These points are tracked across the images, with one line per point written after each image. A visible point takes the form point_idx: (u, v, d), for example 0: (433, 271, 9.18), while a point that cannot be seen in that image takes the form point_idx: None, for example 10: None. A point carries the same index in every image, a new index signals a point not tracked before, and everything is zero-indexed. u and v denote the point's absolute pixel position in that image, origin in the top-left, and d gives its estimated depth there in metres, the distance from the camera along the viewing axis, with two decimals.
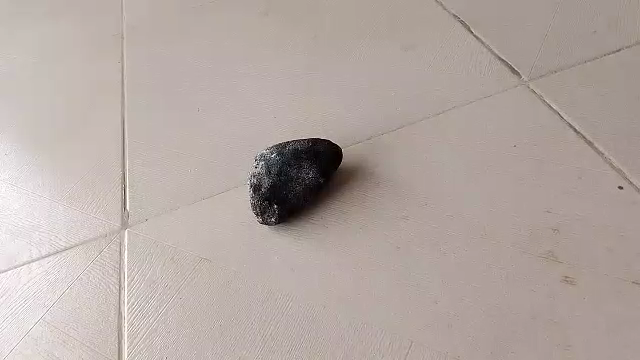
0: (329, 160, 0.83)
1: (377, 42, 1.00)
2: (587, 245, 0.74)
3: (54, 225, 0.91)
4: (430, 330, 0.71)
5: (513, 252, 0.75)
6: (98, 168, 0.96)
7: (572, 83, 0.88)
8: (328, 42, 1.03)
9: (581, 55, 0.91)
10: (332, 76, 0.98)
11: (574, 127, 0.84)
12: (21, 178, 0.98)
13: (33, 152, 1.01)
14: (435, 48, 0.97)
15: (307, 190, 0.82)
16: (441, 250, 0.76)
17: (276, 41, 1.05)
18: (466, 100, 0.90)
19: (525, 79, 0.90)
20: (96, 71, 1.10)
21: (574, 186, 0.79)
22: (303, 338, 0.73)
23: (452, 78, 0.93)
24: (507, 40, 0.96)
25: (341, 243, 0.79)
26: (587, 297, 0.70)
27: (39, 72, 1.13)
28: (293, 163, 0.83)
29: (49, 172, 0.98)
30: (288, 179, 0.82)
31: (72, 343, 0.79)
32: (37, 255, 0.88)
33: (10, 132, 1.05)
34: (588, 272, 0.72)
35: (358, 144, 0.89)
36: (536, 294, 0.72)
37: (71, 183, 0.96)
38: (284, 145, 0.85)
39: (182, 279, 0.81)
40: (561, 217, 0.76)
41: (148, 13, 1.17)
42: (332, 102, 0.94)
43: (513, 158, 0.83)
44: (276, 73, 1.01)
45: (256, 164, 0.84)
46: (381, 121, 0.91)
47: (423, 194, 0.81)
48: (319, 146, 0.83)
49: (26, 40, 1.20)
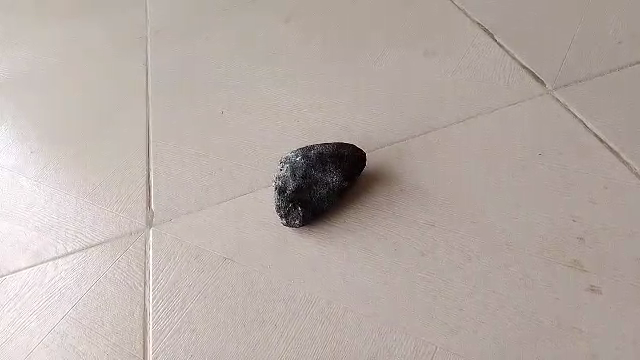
0: (354, 164, 0.84)
1: (401, 47, 1.01)
2: (613, 254, 0.73)
3: (79, 222, 0.93)
4: (455, 334, 0.71)
5: (538, 259, 0.74)
6: (125, 167, 0.98)
7: (598, 92, 0.88)
8: (352, 46, 1.03)
9: (607, 64, 0.91)
10: (356, 81, 0.98)
11: (599, 137, 0.84)
12: (48, 175, 1.00)
13: (60, 150, 1.03)
14: (459, 55, 0.98)
15: (331, 193, 0.83)
16: (465, 256, 0.76)
17: (299, 45, 1.06)
18: (491, 106, 0.90)
19: (550, 88, 0.90)
20: (123, 72, 1.12)
21: (601, 195, 0.78)
22: (330, 343, 0.73)
23: (476, 85, 0.93)
24: (532, 48, 0.96)
25: (363, 247, 0.80)
26: (616, 307, 0.70)
27: (67, 71, 1.16)
28: (317, 166, 0.83)
29: (76, 170, 1.00)
30: (312, 182, 0.83)
31: (98, 338, 0.80)
32: (64, 251, 0.90)
33: (37, 130, 1.07)
34: (614, 281, 0.71)
35: (381, 149, 0.90)
36: (561, 302, 0.71)
37: (99, 182, 0.97)
38: (309, 147, 0.86)
39: (207, 278, 0.82)
40: (588, 226, 0.76)
41: (175, 16, 1.19)
42: (356, 107, 0.95)
43: (538, 166, 0.82)
44: (300, 76, 1.02)
45: (281, 166, 0.85)
46: (405, 126, 0.91)
47: (448, 199, 0.82)
48: (344, 150, 0.84)
49: (52, 39, 1.22)
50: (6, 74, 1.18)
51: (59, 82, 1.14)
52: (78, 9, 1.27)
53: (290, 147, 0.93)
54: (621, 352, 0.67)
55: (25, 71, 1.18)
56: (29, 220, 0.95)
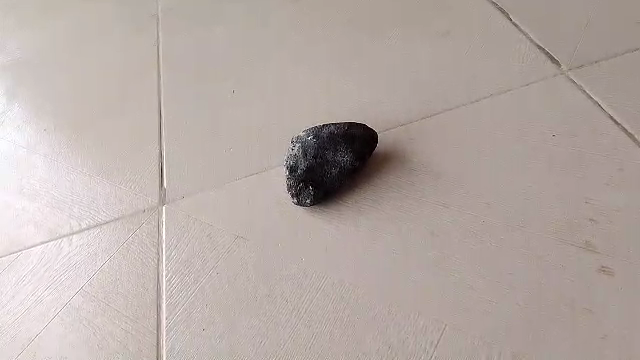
0: (365, 144, 0.84)
1: (413, 26, 1.00)
2: (624, 236, 0.73)
3: (93, 199, 0.94)
4: (465, 313, 0.72)
5: (549, 240, 0.75)
6: (138, 145, 0.99)
7: (613, 74, 0.87)
8: (364, 26, 1.03)
9: (623, 45, 0.90)
10: (368, 61, 0.98)
11: (614, 119, 0.83)
12: (62, 153, 1.01)
13: (74, 128, 1.04)
14: (472, 36, 0.97)
15: (342, 173, 0.83)
16: (475, 236, 0.77)
17: (311, 25, 1.06)
18: (505, 87, 0.89)
19: (564, 69, 0.89)
20: (135, 51, 1.12)
21: (613, 177, 0.78)
22: (340, 322, 0.74)
23: (489, 65, 0.92)
24: (546, 28, 0.95)
25: (374, 227, 0.80)
26: (628, 289, 0.70)
27: (80, 50, 1.16)
28: (329, 146, 0.83)
29: (89, 148, 1.01)
30: (323, 162, 0.83)
31: (112, 313, 0.81)
32: (79, 227, 0.92)
33: (50, 108, 1.08)
34: (625, 262, 0.71)
35: (393, 129, 0.89)
36: (572, 283, 0.71)
37: (112, 160, 0.98)
38: (321, 127, 0.86)
39: (220, 256, 0.82)
40: (600, 208, 0.76)
41: None
42: (367, 87, 0.95)
43: (552, 149, 0.82)
44: (311, 56, 1.01)
45: (293, 146, 0.86)
46: (418, 107, 0.91)
47: (459, 181, 0.82)
48: (356, 130, 0.84)
49: (65, 19, 1.23)
50: (19, 54, 1.19)
51: (72, 61, 1.15)
52: None
53: (302, 126, 0.93)
54: (631, 333, 0.67)
55: (38, 50, 1.19)
56: (44, 197, 0.97)
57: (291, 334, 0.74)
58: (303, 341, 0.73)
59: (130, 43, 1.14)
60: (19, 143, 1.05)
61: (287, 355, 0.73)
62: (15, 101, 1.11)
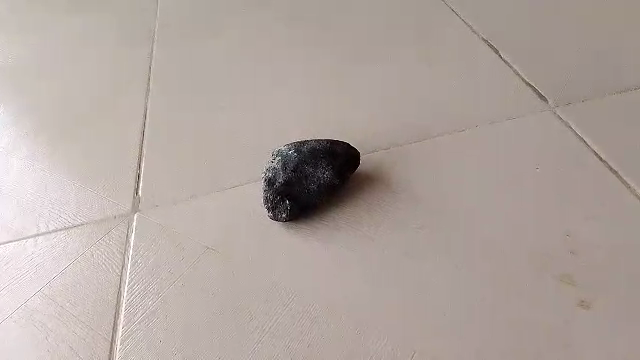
0: (346, 163, 0.83)
1: (403, 63, 1.05)
2: (605, 271, 0.71)
3: (64, 203, 0.92)
4: (436, 340, 0.68)
5: (527, 271, 0.72)
6: (116, 157, 0.98)
7: (599, 114, 0.88)
8: (358, 61, 1.07)
9: (606, 89, 0.92)
10: (358, 91, 1.01)
11: (599, 156, 0.83)
12: (40, 158, 1.01)
13: (56, 134, 1.04)
14: (461, 74, 1.00)
15: (320, 189, 0.81)
16: (452, 263, 0.74)
17: (309, 58, 1.10)
18: (489, 121, 0.91)
19: (552, 105, 0.91)
20: (131, 73, 1.16)
21: (596, 212, 0.76)
22: (306, 338, 0.70)
23: (476, 101, 0.95)
24: (531, 71, 0.98)
25: (350, 246, 0.78)
26: (610, 323, 0.67)
27: (78, 70, 1.20)
28: (309, 160, 0.82)
29: (68, 153, 1.00)
30: (302, 176, 0.82)
31: (67, 319, 0.76)
32: (44, 229, 0.88)
33: (37, 115, 1.09)
34: (605, 297, 0.69)
35: (376, 154, 0.90)
36: (549, 315, 0.68)
37: (88, 168, 0.97)
38: (303, 143, 0.85)
39: (187, 266, 0.79)
40: (582, 242, 0.74)
41: (193, 28, 1.25)
42: (356, 115, 0.97)
43: (535, 180, 0.81)
44: (305, 85, 1.04)
45: (273, 159, 0.85)
46: (402, 135, 0.92)
47: (440, 206, 0.80)
48: (338, 147, 0.83)
49: (71, 42, 1.29)
50: (20, 66, 1.24)
51: (67, 76, 1.18)
52: (103, 17, 1.35)
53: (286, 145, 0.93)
54: None
55: (37, 68, 1.23)
56: (14, 196, 0.94)
57: (253, 352, 0.70)
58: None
59: (126, 66, 1.18)
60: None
61: None
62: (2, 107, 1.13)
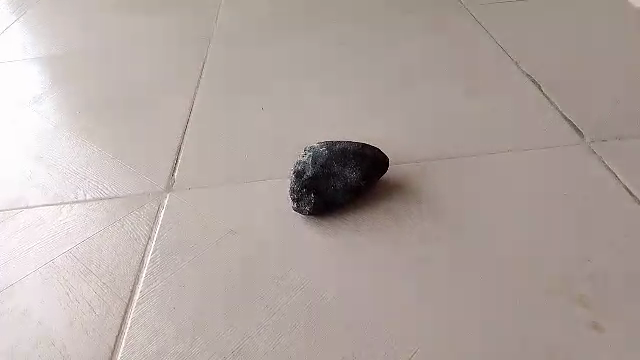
0: (373, 167, 0.86)
1: (443, 94, 1.10)
2: (623, 296, 0.69)
3: (105, 178, 0.98)
4: (438, 338, 0.67)
5: (542, 287, 0.71)
6: (159, 144, 1.05)
7: (634, 155, 0.90)
8: (401, 90, 1.13)
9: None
10: (397, 113, 1.06)
11: (629, 189, 0.83)
12: (91, 139, 1.08)
13: (106, 123, 1.13)
14: (500, 108, 1.04)
15: (345, 188, 0.84)
16: (466, 272, 0.74)
17: (355, 82, 1.17)
18: (519, 150, 0.93)
19: (587, 140, 0.94)
20: (188, 79, 1.26)
21: (620, 242, 0.75)
22: (310, 325, 0.70)
23: (511, 131, 0.98)
24: (569, 112, 1.02)
25: (367, 245, 0.80)
26: (626, 344, 0.64)
27: (141, 72, 1.31)
28: (339, 159, 0.85)
29: (114, 138, 1.08)
30: (329, 174, 0.84)
31: (90, 278, 0.80)
32: (82, 198, 0.94)
33: (95, 105, 1.20)
34: (620, 320, 0.66)
35: (405, 167, 0.93)
36: (560, 330, 0.66)
37: (132, 151, 1.04)
38: (335, 143, 0.88)
39: (209, 244, 0.82)
40: (602, 268, 0.72)
41: (254, 50, 1.35)
42: (390, 133, 1.01)
43: (560, 207, 0.82)
44: (347, 103, 1.10)
45: (304, 153, 0.88)
46: (433, 154, 0.95)
47: (461, 220, 0.81)
48: (367, 151, 0.87)
49: (141, 52, 1.42)
50: (92, 66, 1.37)
51: (128, 77, 1.29)
52: (174, 36, 1.49)
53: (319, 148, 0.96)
54: None
55: (106, 69, 1.35)
56: (57, 168, 1.01)
57: (257, 328, 0.70)
58: (267, 336, 0.69)
59: (184, 73, 1.28)
60: (48, 127, 1.14)
61: (247, 346, 0.68)
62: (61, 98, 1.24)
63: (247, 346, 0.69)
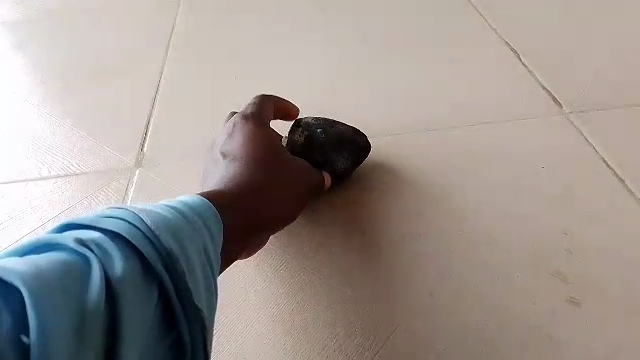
0: (366, 160, 0.86)
1: (422, 62, 1.07)
2: (599, 270, 0.69)
3: (69, 153, 0.94)
4: (417, 317, 0.66)
5: (520, 262, 0.71)
6: (128, 117, 1.00)
7: (612, 124, 0.89)
8: (379, 58, 1.10)
9: (620, 102, 0.93)
10: (374, 83, 1.04)
11: (606, 162, 0.83)
12: (52, 111, 1.03)
13: (69, 95, 1.07)
14: (479, 76, 1.02)
15: (339, 176, 0.84)
16: (445, 247, 0.73)
17: (332, 49, 1.14)
18: (499, 122, 0.92)
19: (565, 111, 0.93)
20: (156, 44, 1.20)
21: (596, 215, 0.76)
22: (283, 308, 0.70)
23: (489, 101, 0.97)
24: (549, 78, 1.00)
25: (346, 224, 0.79)
26: (600, 320, 0.64)
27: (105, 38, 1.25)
28: (335, 145, 0.84)
29: (79, 112, 1.03)
30: (324, 159, 0.83)
31: None
32: (45, 174, 0.90)
33: (55, 78, 1.13)
34: (595, 295, 0.67)
35: (383, 142, 0.91)
36: (536, 306, 0.66)
37: (97, 124, 0.99)
38: (331, 124, 0.86)
39: None
40: (579, 241, 0.72)
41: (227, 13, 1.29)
42: (367, 104, 0.99)
43: (538, 179, 0.81)
44: (324, 72, 1.07)
45: (298, 131, 0.84)
46: (411, 126, 0.93)
47: (440, 194, 0.81)
48: (364, 140, 0.86)
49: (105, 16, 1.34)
50: (52, 32, 1.30)
51: (87, 47, 1.22)
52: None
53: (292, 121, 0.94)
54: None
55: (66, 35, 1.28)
56: (20, 145, 0.96)
57: (250, 314, 0.69)
58: (259, 320, 0.69)
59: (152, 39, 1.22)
60: (6, 101, 1.07)
61: (241, 332, 0.67)
62: (17, 71, 1.16)
63: (225, 342, 0.67)
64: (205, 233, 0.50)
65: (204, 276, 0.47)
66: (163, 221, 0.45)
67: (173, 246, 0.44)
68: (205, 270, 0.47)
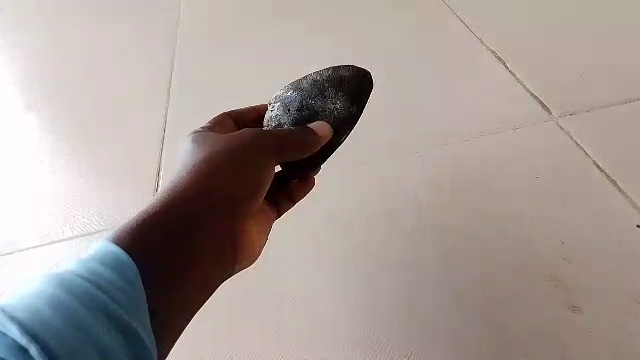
0: (353, 85, 0.85)
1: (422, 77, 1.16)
2: (597, 276, 0.82)
3: (86, 212, 1.02)
4: (443, 342, 0.79)
5: (527, 278, 0.83)
6: (134, 167, 1.09)
7: (602, 127, 1.00)
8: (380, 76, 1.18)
9: (604, 106, 1.04)
10: (380, 104, 1.13)
11: (600, 166, 0.94)
12: (65, 169, 1.11)
13: (77, 157, 1.13)
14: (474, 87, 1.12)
15: (336, 118, 0.83)
16: (460, 270, 0.86)
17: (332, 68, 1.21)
18: (499, 136, 1.02)
19: (556, 116, 1.03)
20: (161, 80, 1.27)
21: (591, 221, 0.88)
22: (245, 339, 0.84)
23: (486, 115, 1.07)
24: (538, 83, 1.10)
25: (374, 256, 0.90)
26: (602, 323, 0.77)
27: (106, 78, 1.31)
28: (315, 93, 0.84)
29: (92, 173, 1.09)
30: (314, 111, 0.83)
31: None
32: (68, 235, 0.99)
33: (64, 135, 1.19)
34: (594, 301, 0.79)
35: (398, 164, 1.02)
36: (545, 318, 0.79)
37: (107, 179, 1.08)
38: (300, 82, 0.87)
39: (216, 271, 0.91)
40: (575, 250, 0.85)
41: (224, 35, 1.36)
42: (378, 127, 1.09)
43: (537, 191, 0.93)
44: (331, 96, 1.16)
45: (274, 104, 0.86)
46: (420, 147, 1.03)
47: (451, 217, 0.92)
48: (340, 72, 0.86)
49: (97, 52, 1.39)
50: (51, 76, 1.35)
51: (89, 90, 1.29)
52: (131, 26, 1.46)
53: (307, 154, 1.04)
54: None
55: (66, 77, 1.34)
56: (39, 213, 1.04)
57: None
58: None
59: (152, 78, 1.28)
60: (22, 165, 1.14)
61: None
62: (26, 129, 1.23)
63: (189, 340, 0.86)
64: (105, 300, 0.52)
65: (91, 344, 0.49)
66: (34, 311, 0.49)
67: (37, 333, 0.47)
68: (92, 342, 0.49)
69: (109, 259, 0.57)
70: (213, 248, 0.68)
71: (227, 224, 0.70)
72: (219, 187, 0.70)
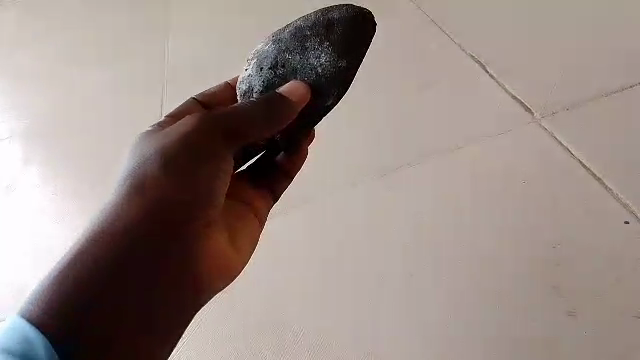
0: (343, 31, 0.76)
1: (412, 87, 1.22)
2: (588, 279, 0.90)
3: None
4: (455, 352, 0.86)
5: (526, 285, 0.91)
6: None
7: (583, 129, 1.09)
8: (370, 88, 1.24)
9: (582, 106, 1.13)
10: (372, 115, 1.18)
11: (586, 165, 1.03)
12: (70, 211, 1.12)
13: (60, 193, 1.17)
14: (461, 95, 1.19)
15: (320, 75, 0.76)
16: (463, 281, 0.92)
17: None
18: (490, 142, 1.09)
19: (539, 116, 1.12)
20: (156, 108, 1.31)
21: (580, 222, 0.96)
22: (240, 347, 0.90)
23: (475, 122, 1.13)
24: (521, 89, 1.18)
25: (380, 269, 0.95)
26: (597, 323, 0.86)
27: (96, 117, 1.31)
28: (296, 45, 0.77)
29: (73, 209, 1.13)
30: (290, 68, 0.77)
31: None
32: None
33: (53, 160, 1.24)
34: (588, 303, 0.88)
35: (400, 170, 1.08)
36: (545, 323, 0.87)
37: None
38: (280, 32, 0.81)
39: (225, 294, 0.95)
40: (566, 254, 0.93)
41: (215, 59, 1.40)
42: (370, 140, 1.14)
43: (528, 196, 1.00)
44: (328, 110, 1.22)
45: (251, 60, 0.81)
46: (419, 155, 1.09)
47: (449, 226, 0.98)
48: (332, 13, 0.78)
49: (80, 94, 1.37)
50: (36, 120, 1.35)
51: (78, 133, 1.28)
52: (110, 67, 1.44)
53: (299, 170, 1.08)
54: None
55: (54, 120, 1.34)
56: (18, 255, 1.08)
57: None
58: None
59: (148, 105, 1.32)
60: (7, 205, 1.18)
61: None
62: (16, 159, 1.27)
63: (191, 342, 0.92)
64: None
65: None
66: None
67: None
68: None
69: (23, 335, 0.54)
70: (180, 252, 0.65)
71: (185, 228, 0.66)
72: (173, 193, 0.66)
